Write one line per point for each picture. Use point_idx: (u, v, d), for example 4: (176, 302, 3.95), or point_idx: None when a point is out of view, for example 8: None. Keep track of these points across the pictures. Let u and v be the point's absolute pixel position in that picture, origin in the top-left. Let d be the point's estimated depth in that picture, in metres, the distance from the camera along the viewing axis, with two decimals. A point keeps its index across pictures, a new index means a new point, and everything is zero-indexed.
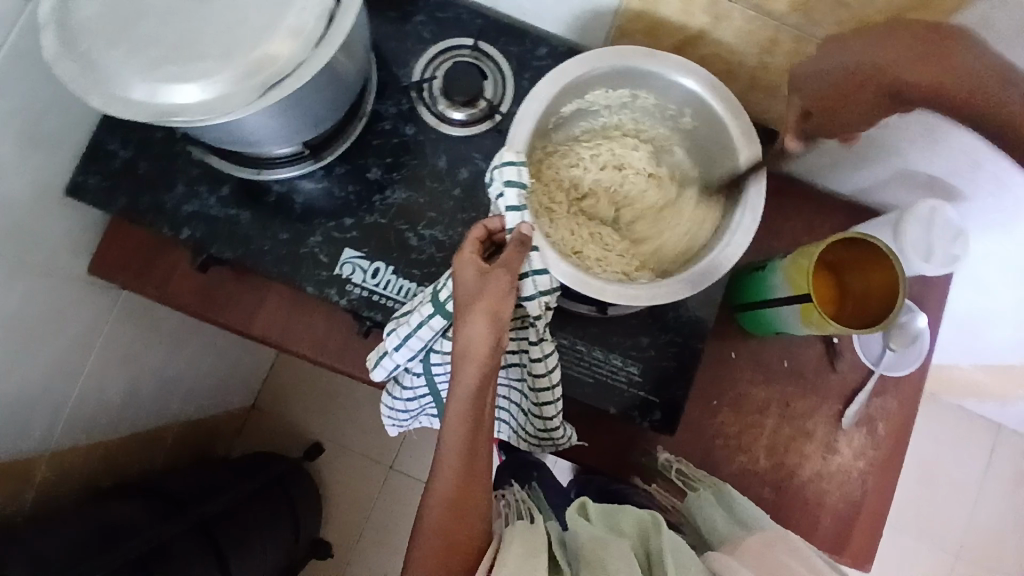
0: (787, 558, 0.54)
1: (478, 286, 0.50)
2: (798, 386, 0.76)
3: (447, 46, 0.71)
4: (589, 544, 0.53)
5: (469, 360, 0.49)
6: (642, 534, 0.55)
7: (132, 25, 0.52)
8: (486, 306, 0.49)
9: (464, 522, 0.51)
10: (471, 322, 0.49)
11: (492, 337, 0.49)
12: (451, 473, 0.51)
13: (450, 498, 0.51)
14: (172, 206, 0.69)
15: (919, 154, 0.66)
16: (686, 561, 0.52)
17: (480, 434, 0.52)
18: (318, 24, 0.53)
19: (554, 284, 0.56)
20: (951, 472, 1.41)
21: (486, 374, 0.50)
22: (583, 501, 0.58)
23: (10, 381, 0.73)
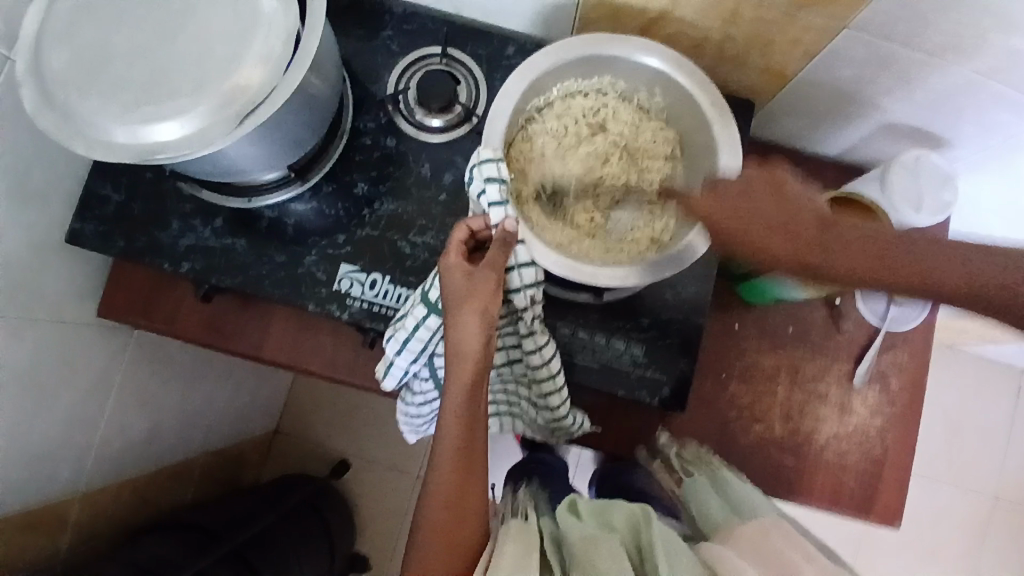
0: (784, 545, 0.54)
1: (466, 284, 0.53)
2: (805, 349, 0.76)
3: (417, 55, 0.73)
4: (579, 544, 0.52)
5: (462, 359, 0.52)
6: (634, 528, 0.54)
7: (107, 73, 0.54)
8: (475, 304, 0.52)
9: (465, 519, 0.53)
10: (462, 320, 0.52)
11: (482, 334, 0.52)
12: (451, 470, 0.53)
13: (451, 496, 0.53)
14: (169, 242, 0.71)
15: (898, 104, 0.67)
16: (680, 553, 0.52)
17: (474, 434, 0.54)
18: (285, 49, 0.55)
19: (539, 277, 0.57)
20: (979, 421, 1.39)
21: (479, 372, 0.53)
22: (573, 498, 0.59)
23: (31, 431, 0.75)
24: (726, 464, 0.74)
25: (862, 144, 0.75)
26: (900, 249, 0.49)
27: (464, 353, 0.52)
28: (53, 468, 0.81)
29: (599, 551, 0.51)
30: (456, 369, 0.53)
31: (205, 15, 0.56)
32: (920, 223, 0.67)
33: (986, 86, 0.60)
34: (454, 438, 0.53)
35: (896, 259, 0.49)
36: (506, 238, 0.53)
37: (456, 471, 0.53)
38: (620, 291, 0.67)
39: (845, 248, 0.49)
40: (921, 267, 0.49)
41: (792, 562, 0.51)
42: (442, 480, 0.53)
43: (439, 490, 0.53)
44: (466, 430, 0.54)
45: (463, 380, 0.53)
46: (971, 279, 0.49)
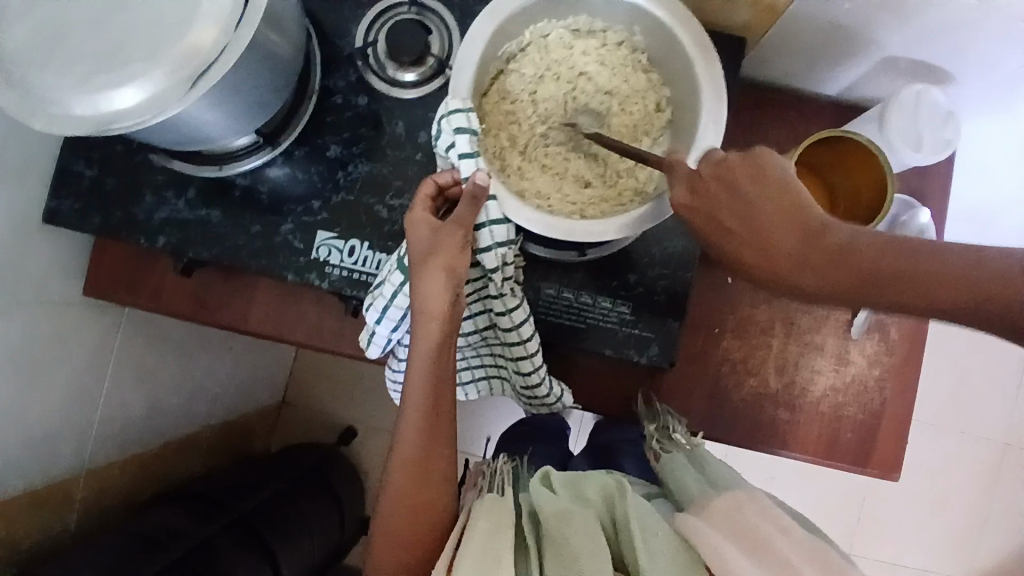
0: (758, 517, 0.54)
1: (430, 243, 0.53)
2: (800, 300, 0.74)
3: (385, 6, 0.69)
4: (552, 518, 0.53)
5: (427, 318, 0.53)
6: (608, 502, 0.56)
7: (52, 42, 0.51)
8: (440, 261, 0.52)
9: (429, 482, 0.56)
10: (426, 280, 0.52)
11: (447, 294, 0.53)
12: (417, 432, 0.56)
13: (416, 456, 0.56)
14: (143, 216, 0.69)
15: (899, 38, 0.62)
16: (652, 526, 0.53)
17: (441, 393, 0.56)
18: (234, 5, 0.52)
19: (512, 236, 0.56)
20: (990, 367, 1.37)
21: (444, 332, 0.54)
22: (547, 470, 0.60)
23: (29, 412, 0.76)
24: (719, 420, 0.73)
25: (862, 81, 0.71)
26: (918, 265, 0.46)
27: (429, 312, 0.53)
28: (56, 447, 0.82)
29: (573, 525, 0.51)
30: (422, 332, 0.54)
31: None
32: (918, 162, 0.65)
33: (989, 13, 0.55)
34: (420, 401, 0.55)
35: (930, 285, 0.45)
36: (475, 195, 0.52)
37: (423, 433, 0.56)
38: (604, 249, 0.65)
39: (831, 262, 0.47)
40: (944, 288, 0.45)
41: (770, 536, 0.52)
42: (410, 441, 0.56)
43: (407, 451, 0.56)
44: (431, 395, 0.55)
45: (429, 345, 0.54)
46: (977, 285, 0.44)
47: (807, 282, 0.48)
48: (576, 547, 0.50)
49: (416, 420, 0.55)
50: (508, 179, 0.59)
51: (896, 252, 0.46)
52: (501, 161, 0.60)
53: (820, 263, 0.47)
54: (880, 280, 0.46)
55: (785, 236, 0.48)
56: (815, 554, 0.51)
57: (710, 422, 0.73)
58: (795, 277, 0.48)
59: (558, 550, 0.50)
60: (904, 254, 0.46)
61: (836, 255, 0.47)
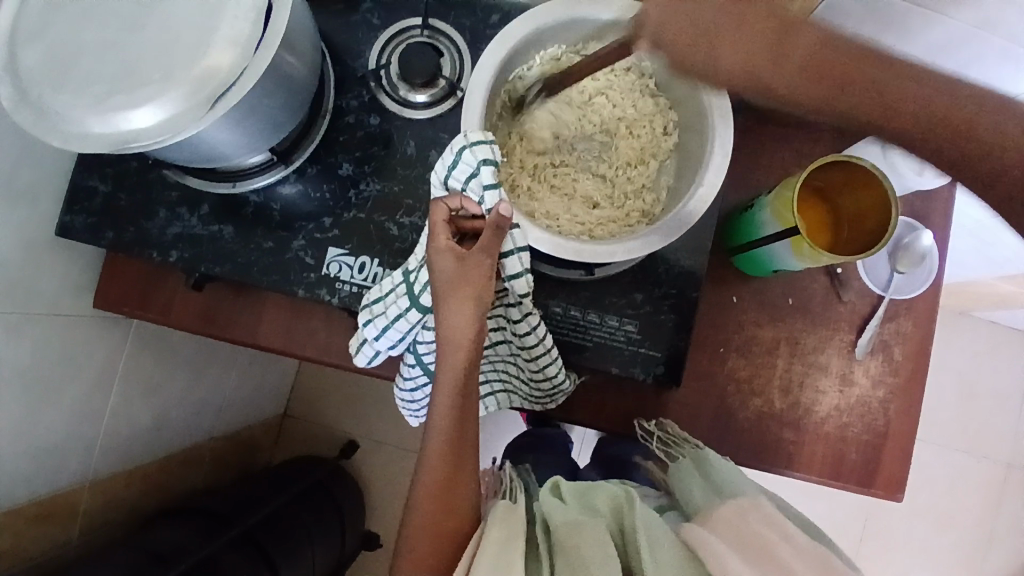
0: (760, 525, 0.56)
1: (456, 275, 0.52)
2: (805, 320, 0.75)
3: (398, 29, 0.70)
4: (563, 528, 0.53)
5: (453, 349, 0.53)
6: (617, 512, 0.56)
7: (75, 64, 0.53)
8: (469, 292, 0.52)
9: (453, 510, 0.55)
10: (457, 310, 0.52)
11: (474, 325, 0.53)
12: (440, 462, 0.54)
13: (440, 486, 0.54)
14: (157, 231, 0.70)
15: None
16: (661, 536, 0.53)
17: (465, 424, 0.55)
18: (253, 28, 0.53)
19: (523, 268, 0.55)
20: (992, 386, 1.37)
21: (472, 363, 0.54)
22: (556, 480, 0.60)
23: (38, 424, 0.77)
24: (724, 439, 0.74)
25: None
26: (901, 82, 0.46)
27: (457, 343, 0.53)
28: (63, 458, 0.83)
29: (584, 534, 0.52)
30: (448, 363, 0.53)
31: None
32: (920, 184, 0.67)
33: None
34: (444, 430, 0.54)
35: (907, 104, 0.45)
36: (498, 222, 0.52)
37: (444, 463, 0.54)
38: (613, 269, 0.66)
39: (820, 72, 0.46)
40: (921, 107, 0.46)
41: (773, 546, 0.54)
42: (432, 471, 0.54)
43: (427, 481, 0.54)
44: (456, 424, 0.54)
45: (455, 375, 0.53)
46: (950, 109, 0.45)
47: (791, 87, 0.47)
48: (588, 559, 0.50)
49: (440, 450, 0.54)
50: (518, 201, 0.60)
51: (895, 70, 0.45)
52: (511, 183, 0.61)
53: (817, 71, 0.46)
54: (861, 97, 0.45)
55: (789, 44, 0.47)
56: (816, 558, 0.53)
57: (716, 440, 0.74)
58: (781, 84, 0.47)
59: (569, 559, 0.51)
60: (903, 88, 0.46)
61: (825, 64, 0.46)
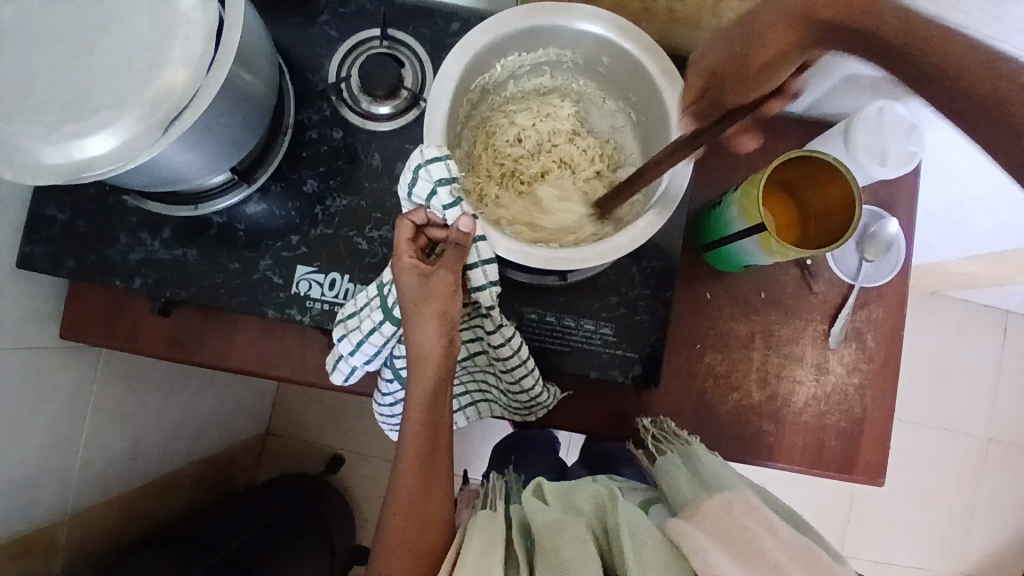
0: (745, 519, 0.56)
1: (421, 293, 0.52)
2: (778, 313, 0.75)
3: (357, 41, 0.69)
4: (542, 529, 0.52)
5: (423, 364, 0.53)
6: (599, 509, 0.56)
7: (21, 91, 0.51)
8: (435, 306, 0.52)
9: (427, 525, 0.54)
10: (423, 325, 0.52)
11: (441, 337, 0.53)
12: (412, 478, 0.54)
13: (413, 502, 0.54)
14: (119, 258, 0.68)
15: (861, 58, 0.64)
16: (643, 533, 0.53)
17: (437, 436, 0.54)
18: (205, 46, 0.52)
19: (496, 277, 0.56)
20: (964, 364, 1.40)
21: (441, 375, 0.53)
22: (538, 480, 0.60)
23: (8, 462, 0.74)
24: (705, 435, 0.74)
25: (825, 99, 0.73)
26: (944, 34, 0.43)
27: (426, 358, 0.53)
28: (37, 495, 0.80)
29: (565, 535, 0.51)
30: (418, 379, 0.53)
31: (121, 20, 0.52)
32: (885, 175, 0.67)
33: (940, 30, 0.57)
34: (416, 445, 0.54)
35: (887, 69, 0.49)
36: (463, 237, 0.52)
37: (417, 479, 0.54)
38: (585, 273, 0.66)
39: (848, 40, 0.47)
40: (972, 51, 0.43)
41: (758, 539, 0.54)
42: (406, 488, 0.54)
43: (402, 498, 0.54)
44: (427, 440, 0.54)
45: (425, 391, 0.53)
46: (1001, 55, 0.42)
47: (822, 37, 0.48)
48: (567, 558, 0.49)
49: (413, 466, 0.54)
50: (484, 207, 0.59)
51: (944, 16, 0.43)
52: (475, 189, 0.60)
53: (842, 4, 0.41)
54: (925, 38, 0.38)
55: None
56: (802, 554, 0.53)
57: (698, 436, 0.74)
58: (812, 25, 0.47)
59: (550, 559, 0.50)
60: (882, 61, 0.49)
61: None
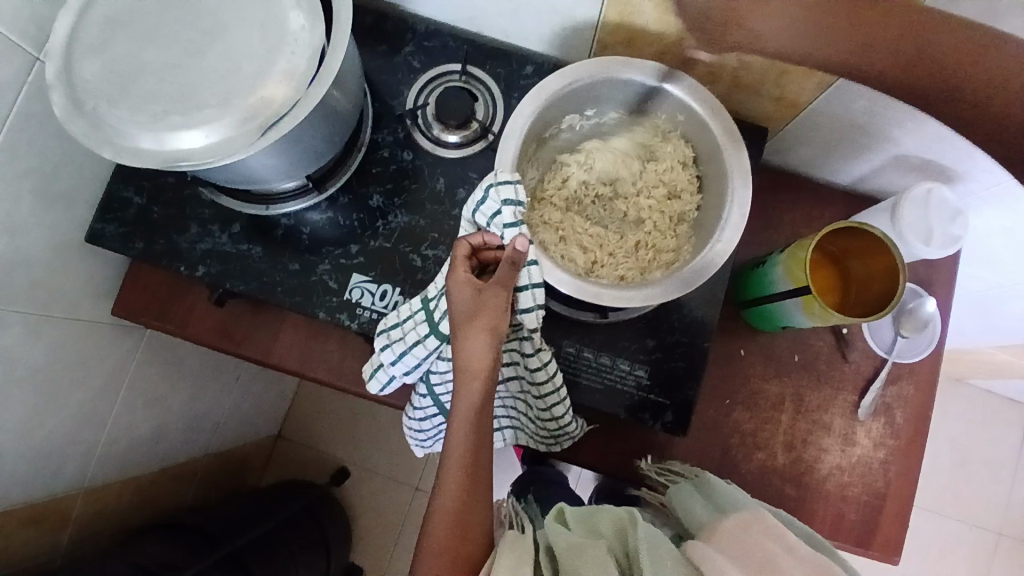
0: (765, 539, 0.55)
1: (473, 307, 0.54)
2: (810, 378, 0.76)
3: (436, 74, 0.74)
4: (566, 551, 0.54)
5: (471, 375, 0.55)
6: (620, 533, 0.57)
7: (133, 82, 0.56)
8: (484, 321, 0.54)
9: (468, 532, 0.54)
10: (473, 339, 0.54)
11: (491, 352, 0.54)
12: (456, 482, 0.55)
13: (456, 512, 0.54)
14: (186, 246, 0.72)
15: (914, 140, 0.67)
16: (663, 553, 0.54)
17: (481, 447, 0.56)
18: (309, 64, 0.56)
19: (536, 302, 0.57)
20: (986, 454, 1.38)
21: (487, 387, 0.56)
22: (561, 506, 0.60)
23: (44, 427, 0.76)
24: None
25: (872, 174, 0.76)
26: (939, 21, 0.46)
27: (474, 370, 0.55)
28: (61, 462, 0.82)
29: (586, 558, 0.52)
30: (465, 392, 0.55)
31: (234, 30, 0.57)
32: (928, 255, 0.70)
33: None
34: (460, 456, 0.55)
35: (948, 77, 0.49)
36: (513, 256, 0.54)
37: (460, 487, 0.55)
38: (624, 313, 0.68)
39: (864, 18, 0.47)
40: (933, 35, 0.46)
41: (771, 558, 0.53)
42: (450, 489, 0.55)
43: (447, 499, 0.55)
44: (471, 450, 0.55)
45: (472, 401, 0.55)
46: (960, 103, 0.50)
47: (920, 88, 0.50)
48: None
49: (457, 472, 0.55)
50: (536, 229, 0.64)
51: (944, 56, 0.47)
52: (529, 210, 0.64)
53: (930, 64, 0.48)
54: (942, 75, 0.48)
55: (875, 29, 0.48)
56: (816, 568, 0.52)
57: None
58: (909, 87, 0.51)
59: None
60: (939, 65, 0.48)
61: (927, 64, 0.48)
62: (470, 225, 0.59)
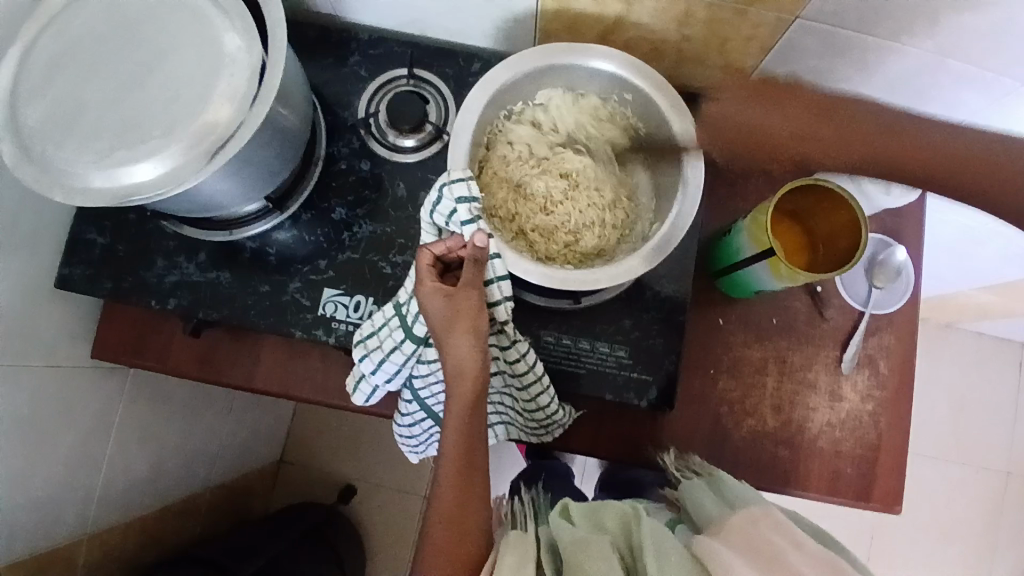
0: (770, 533, 0.55)
1: (449, 312, 0.53)
2: (791, 339, 0.77)
3: (385, 81, 0.74)
4: (571, 546, 0.54)
5: (461, 378, 0.54)
6: (625, 528, 0.57)
7: (76, 122, 0.55)
8: (464, 324, 0.53)
9: (467, 534, 0.54)
10: (456, 343, 0.53)
11: (477, 353, 0.54)
12: (451, 484, 0.55)
13: (453, 513, 0.54)
14: (155, 280, 0.72)
15: (864, 94, 0.67)
16: (668, 548, 0.53)
17: (476, 448, 0.56)
18: (249, 85, 0.56)
19: (506, 293, 0.58)
20: (983, 396, 1.39)
21: (478, 390, 0.55)
22: (565, 503, 0.61)
23: (36, 477, 0.76)
24: (720, 461, 0.75)
25: None
26: (928, 140, 0.47)
27: (461, 373, 0.54)
28: (60, 510, 0.81)
29: (591, 553, 0.53)
30: (457, 394, 0.55)
31: (172, 58, 0.57)
32: (889, 204, 0.71)
33: (946, 65, 0.60)
34: (454, 459, 0.55)
35: (903, 146, 0.48)
36: (478, 251, 0.54)
37: (456, 489, 0.55)
38: (597, 296, 0.68)
39: (818, 117, 0.51)
40: (936, 151, 0.47)
41: (780, 552, 0.53)
42: (446, 490, 0.55)
43: (443, 500, 0.55)
44: (466, 453, 0.55)
45: (463, 404, 0.55)
46: (959, 153, 0.46)
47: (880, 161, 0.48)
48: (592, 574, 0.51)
49: (451, 475, 0.55)
50: (493, 222, 0.64)
51: (890, 133, 0.48)
52: (486, 204, 0.64)
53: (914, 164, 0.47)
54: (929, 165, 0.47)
55: (819, 126, 0.50)
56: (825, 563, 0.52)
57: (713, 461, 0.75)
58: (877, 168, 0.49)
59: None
60: (900, 141, 0.48)
61: (919, 145, 0.47)
62: (430, 229, 0.59)
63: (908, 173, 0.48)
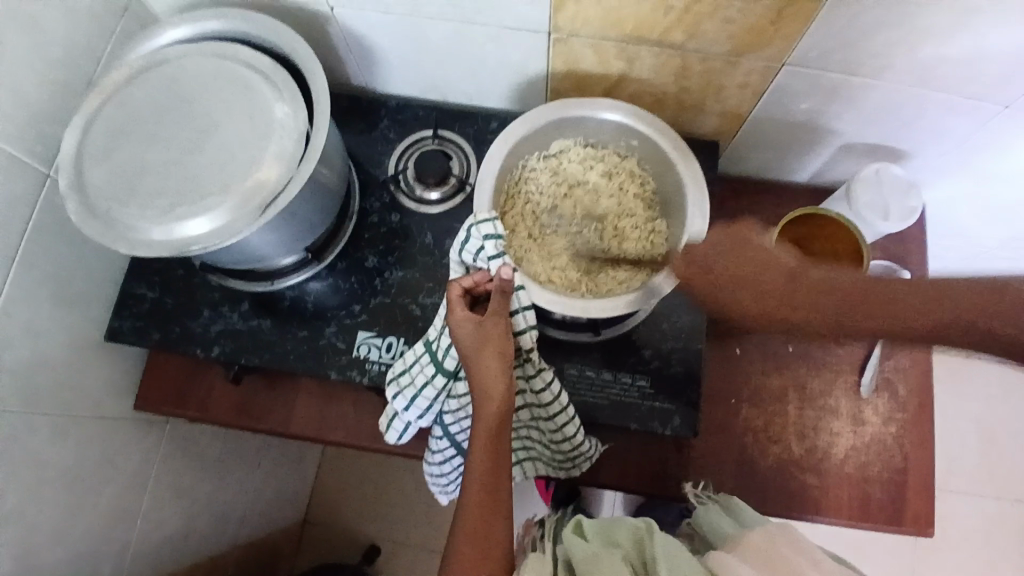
0: (787, 549, 0.55)
1: (478, 338, 0.58)
2: (808, 365, 0.79)
3: (411, 141, 0.81)
4: (585, 563, 0.55)
5: (490, 397, 0.57)
6: (637, 543, 0.56)
7: (138, 183, 0.62)
8: (492, 348, 0.58)
9: (489, 552, 0.55)
10: (484, 363, 0.57)
11: (503, 373, 0.57)
12: (476, 503, 0.56)
13: (475, 529, 0.55)
14: (200, 330, 0.76)
15: (851, 129, 0.73)
16: (681, 561, 0.53)
17: (500, 466, 0.57)
18: (296, 145, 0.63)
19: (529, 322, 0.62)
20: (1014, 426, 1.36)
21: (504, 409, 0.58)
22: (578, 519, 0.61)
23: (78, 528, 0.78)
24: (749, 489, 0.75)
25: (825, 168, 0.81)
26: (894, 290, 0.51)
27: (490, 394, 0.57)
28: (98, 565, 0.83)
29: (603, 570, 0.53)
30: (483, 413, 0.58)
31: (224, 125, 0.64)
32: (892, 229, 0.74)
33: (922, 96, 0.66)
34: (480, 476, 0.57)
35: (882, 305, 0.50)
36: (503, 284, 0.59)
37: (482, 506, 0.56)
38: (616, 328, 0.72)
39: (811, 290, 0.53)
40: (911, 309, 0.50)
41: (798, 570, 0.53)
42: (470, 508, 0.56)
43: (466, 516, 0.56)
44: (492, 471, 0.57)
45: (490, 423, 0.58)
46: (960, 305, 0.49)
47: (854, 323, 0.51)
48: None
49: (475, 493, 0.56)
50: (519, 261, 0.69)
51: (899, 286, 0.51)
52: (512, 246, 0.69)
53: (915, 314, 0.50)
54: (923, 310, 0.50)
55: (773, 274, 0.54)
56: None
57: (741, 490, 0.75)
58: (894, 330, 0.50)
59: None
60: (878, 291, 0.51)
61: (902, 302, 0.50)
62: (458, 267, 0.64)
63: (907, 331, 0.50)
